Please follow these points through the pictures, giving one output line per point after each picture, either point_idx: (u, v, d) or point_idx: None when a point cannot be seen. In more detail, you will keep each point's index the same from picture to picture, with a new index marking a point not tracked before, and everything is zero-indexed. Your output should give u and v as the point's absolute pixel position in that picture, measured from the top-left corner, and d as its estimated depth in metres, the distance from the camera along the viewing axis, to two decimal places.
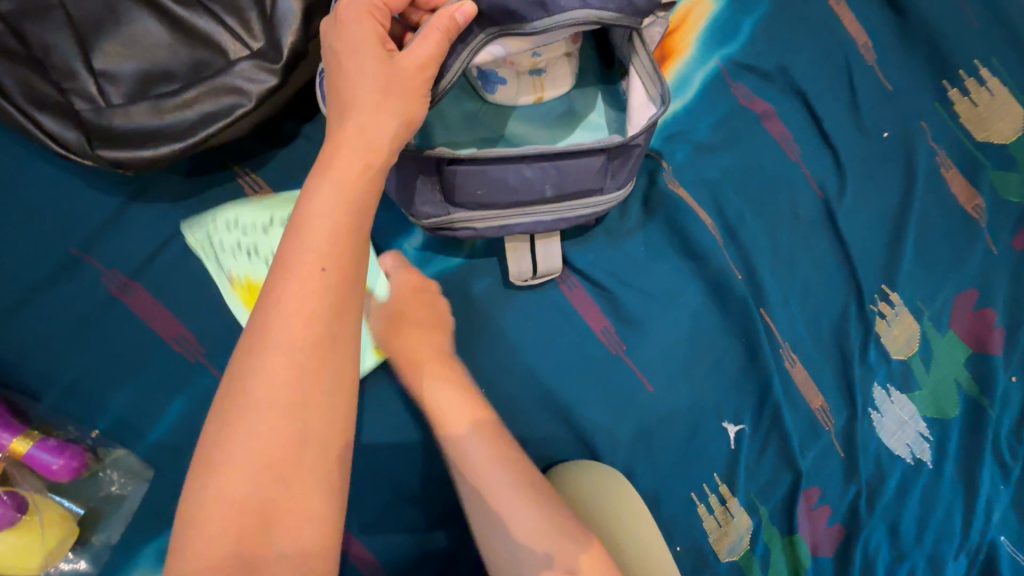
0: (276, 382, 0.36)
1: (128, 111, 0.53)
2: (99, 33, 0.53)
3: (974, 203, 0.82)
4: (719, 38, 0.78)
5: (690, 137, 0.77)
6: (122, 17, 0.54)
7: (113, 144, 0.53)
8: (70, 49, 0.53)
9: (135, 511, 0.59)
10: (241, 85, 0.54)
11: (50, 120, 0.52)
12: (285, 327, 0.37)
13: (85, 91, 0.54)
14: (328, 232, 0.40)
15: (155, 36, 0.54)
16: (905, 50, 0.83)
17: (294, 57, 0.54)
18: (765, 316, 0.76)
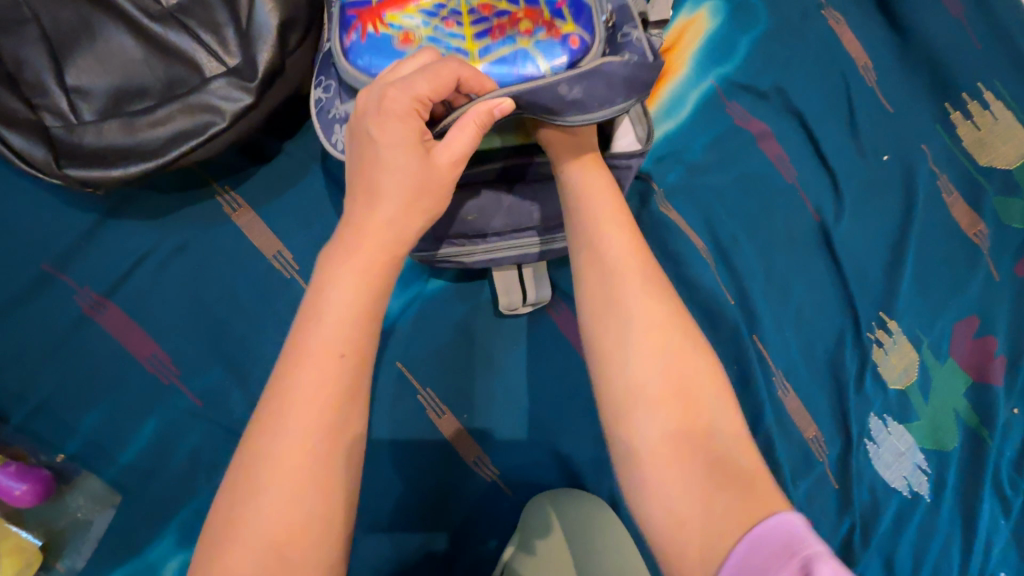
0: (287, 464, 0.32)
1: (100, 130, 0.51)
2: (74, 49, 0.52)
3: (976, 229, 0.80)
4: (715, 57, 0.77)
5: (682, 158, 0.75)
6: (98, 35, 0.52)
7: (82, 161, 0.52)
8: (42, 65, 0.51)
9: (102, 536, 0.58)
10: (215, 102, 0.52)
11: (18, 136, 0.50)
12: (304, 401, 0.33)
13: (58, 108, 0.52)
14: (352, 304, 0.36)
15: (130, 53, 0.53)
16: (906, 71, 0.81)
17: (271, 74, 0.53)
18: (758, 342, 0.74)
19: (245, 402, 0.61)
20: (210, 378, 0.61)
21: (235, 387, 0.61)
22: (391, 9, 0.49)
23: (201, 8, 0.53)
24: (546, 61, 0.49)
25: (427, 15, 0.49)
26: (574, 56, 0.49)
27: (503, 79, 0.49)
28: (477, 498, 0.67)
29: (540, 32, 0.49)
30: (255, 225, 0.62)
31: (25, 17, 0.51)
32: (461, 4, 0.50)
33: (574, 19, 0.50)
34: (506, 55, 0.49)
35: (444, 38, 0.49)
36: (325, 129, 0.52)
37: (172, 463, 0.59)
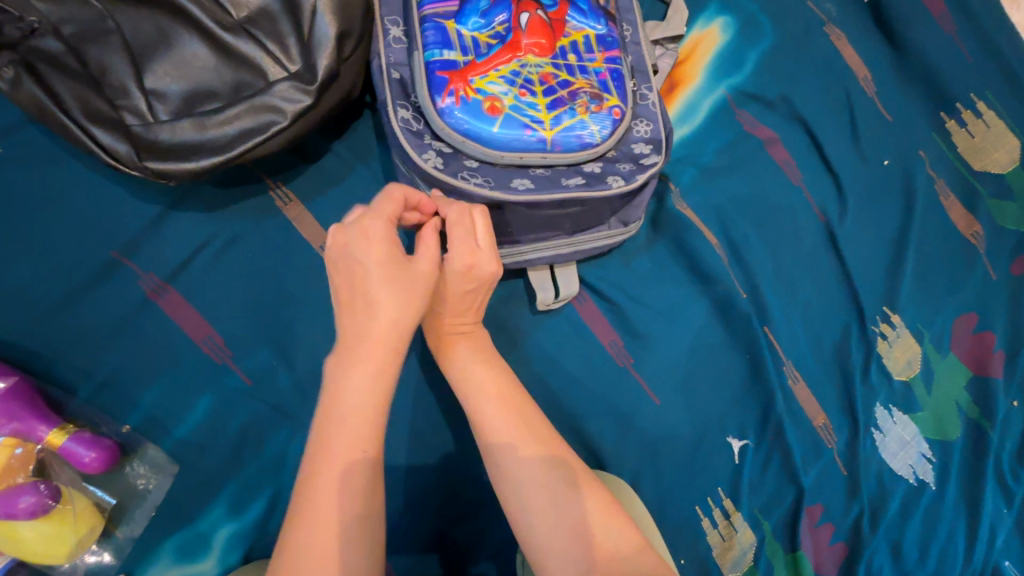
0: (324, 534, 0.42)
1: (175, 127, 0.57)
2: (152, 56, 0.58)
3: (973, 230, 0.85)
4: (726, 69, 0.83)
5: (696, 161, 0.80)
6: (173, 43, 0.58)
7: (159, 156, 0.57)
8: (123, 70, 0.57)
9: (161, 504, 0.62)
10: (279, 103, 0.58)
11: (104, 133, 0.57)
12: (333, 484, 0.43)
13: (137, 108, 0.58)
14: (368, 412, 0.45)
15: (202, 60, 0.59)
16: (903, 82, 0.87)
17: (329, 79, 0.59)
18: (768, 333, 0.78)
19: (292, 381, 0.66)
20: (260, 359, 0.65)
21: (284, 368, 0.66)
22: (478, 76, 0.59)
23: (266, 20, 0.59)
24: (598, 126, 0.62)
25: (508, 83, 0.60)
26: (615, 123, 0.63)
27: (567, 141, 0.61)
28: None
29: (592, 104, 0.62)
30: (304, 218, 0.68)
31: (109, 28, 0.57)
32: (531, 74, 0.61)
33: (614, 92, 0.64)
34: (571, 125, 0.61)
35: (522, 104, 0.60)
36: (417, 149, 0.59)
37: (225, 437, 0.64)
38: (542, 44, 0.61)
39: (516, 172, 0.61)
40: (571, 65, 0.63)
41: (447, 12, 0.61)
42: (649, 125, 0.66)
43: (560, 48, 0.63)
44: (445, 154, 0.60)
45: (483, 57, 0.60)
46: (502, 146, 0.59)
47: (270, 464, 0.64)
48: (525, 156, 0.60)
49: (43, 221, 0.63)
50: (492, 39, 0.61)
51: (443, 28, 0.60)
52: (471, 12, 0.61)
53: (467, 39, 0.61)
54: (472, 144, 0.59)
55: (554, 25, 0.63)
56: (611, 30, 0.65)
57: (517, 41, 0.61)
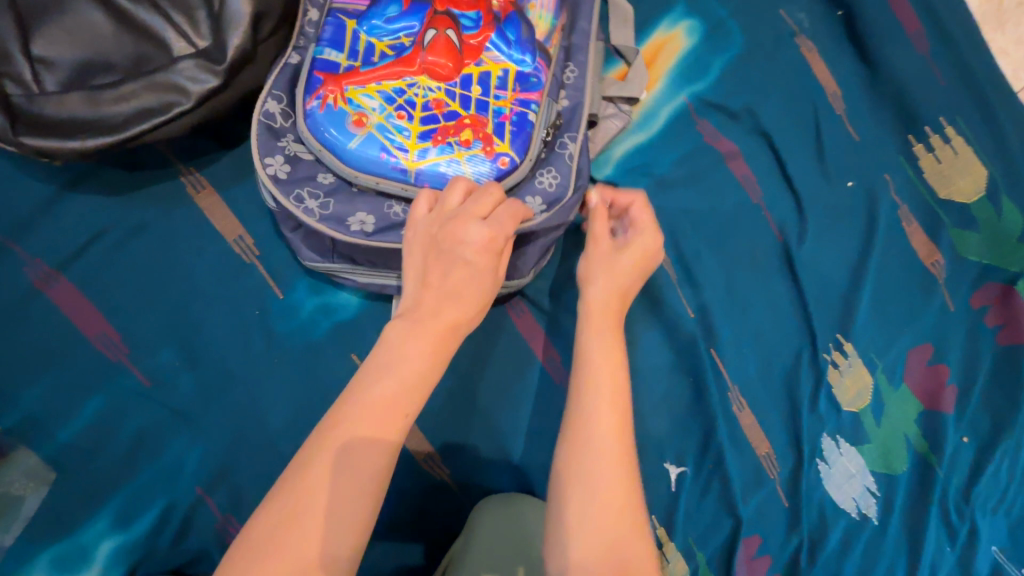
0: (344, 456, 0.38)
1: (61, 100, 0.51)
2: (42, 20, 0.52)
3: (933, 259, 0.82)
4: (688, 76, 0.78)
5: (651, 170, 0.75)
6: (68, 8, 0.53)
7: (40, 131, 0.51)
8: (7, 32, 0.52)
9: (32, 517, 0.56)
10: (182, 83, 0.53)
11: None
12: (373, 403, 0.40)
13: (19, 76, 0.52)
14: (428, 350, 0.43)
15: (99, 29, 0.53)
16: (873, 102, 0.83)
17: (237, 63, 0.53)
18: (714, 355, 0.75)
19: (194, 384, 0.60)
20: (159, 359, 0.60)
21: (186, 370, 0.60)
22: (353, 85, 0.53)
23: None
24: (474, 171, 0.53)
25: (385, 100, 0.53)
26: (498, 173, 0.54)
27: (433, 179, 0.53)
28: (424, 498, 0.65)
29: (475, 146, 0.54)
30: (219, 208, 0.63)
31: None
32: (417, 96, 0.54)
33: (510, 139, 0.55)
34: (439, 163, 0.53)
35: (391, 125, 0.53)
36: (264, 150, 0.54)
37: (116, 443, 0.58)
38: (442, 66, 0.54)
39: (366, 202, 0.54)
40: (470, 97, 0.55)
41: (354, 11, 0.57)
42: (555, 178, 0.58)
43: (465, 76, 0.55)
44: (299, 161, 0.55)
45: (371, 65, 0.54)
46: (357, 165, 0.53)
47: (162, 472, 0.59)
48: (380, 182, 0.53)
49: None
50: (390, 49, 0.55)
51: (343, 26, 0.56)
52: (376, 16, 0.56)
53: (363, 44, 0.55)
54: (325, 155, 0.53)
55: (466, 49, 0.56)
56: (538, 71, 0.57)
57: (414, 58, 0.54)
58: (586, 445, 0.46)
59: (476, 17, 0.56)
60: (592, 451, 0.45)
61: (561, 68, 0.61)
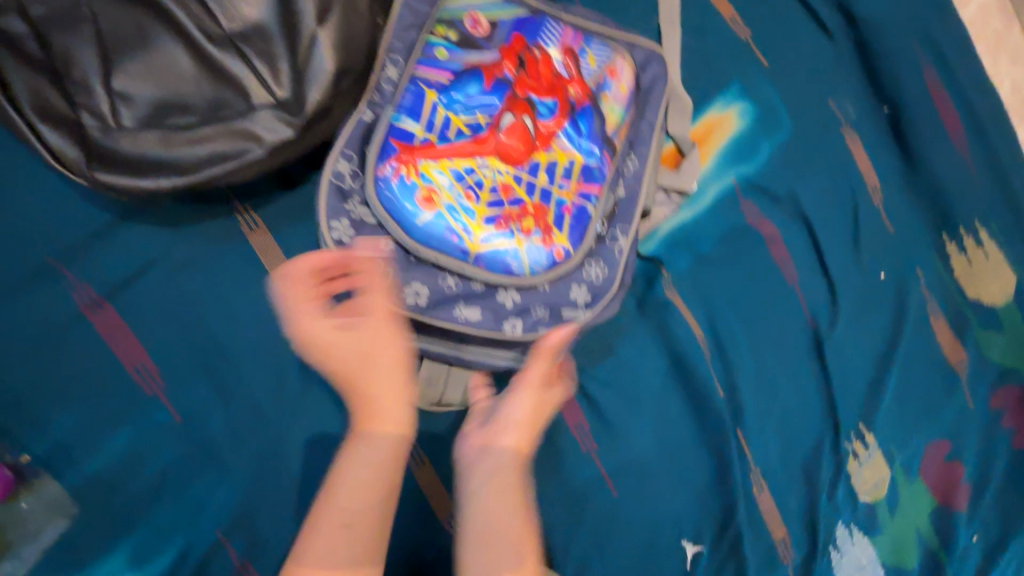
0: (338, 518, 0.45)
1: (137, 139, 0.52)
2: (124, 54, 0.52)
3: (957, 357, 0.83)
4: (738, 158, 0.78)
5: (693, 249, 0.76)
6: (150, 44, 0.53)
7: (114, 167, 0.52)
8: (88, 63, 0.52)
9: (51, 548, 0.55)
10: (258, 132, 0.53)
11: (58, 134, 0.51)
12: (348, 474, 0.46)
13: (96, 108, 0.52)
14: (389, 411, 0.48)
15: (179, 68, 0.53)
16: (911, 197, 0.84)
17: (316, 116, 0.54)
18: (740, 435, 0.75)
19: (225, 425, 0.59)
20: (194, 397, 0.59)
21: (219, 410, 0.60)
22: (427, 159, 0.56)
23: (258, 40, 0.54)
24: (530, 258, 0.59)
25: (455, 178, 0.57)
26: (553, 262, 0.59)
27: (492, 262, 0.58)
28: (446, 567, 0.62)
29: (533, 237, 0.59)
30: (270, 249, 0.62)
31: (79, 15, 0.52)
32: (486, 178, 0.58)
33: (568, 230, 0.60)
34: (500, 246, 0.58)
35: (459, 207, 0.57)
36: (331, 212, 0.55)
37: (141, 479, 0.57)
38: (514, 152, 0.58)
39: (422, 275, 0.57)
40: (535, 184, 0.59)
41: (435, 81, 0.58)
42: (602, 270, 0.63)
43: (533, 162, 0.59)
44: (364, 225, 0.57)
45: (447, 142, 0.57)
46: (422, 240, 0.56)
47: (186, 513, 0.58)
48: (441, 258, 0.56)
49: None
50: (466, 126, 0.57)
51: (422, 95, 0.58)
52: (456, 91, 0.58)
53: (439, 116, 0.57)
54: (388, 227, 0.56)
55: (538, 136, 0.59)
56: (601, 164, 0.62)
57: (489, 139, 0.57)
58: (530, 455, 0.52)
59: (552, 107, 0.60)
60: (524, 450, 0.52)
61: (623, 159, 0.65)
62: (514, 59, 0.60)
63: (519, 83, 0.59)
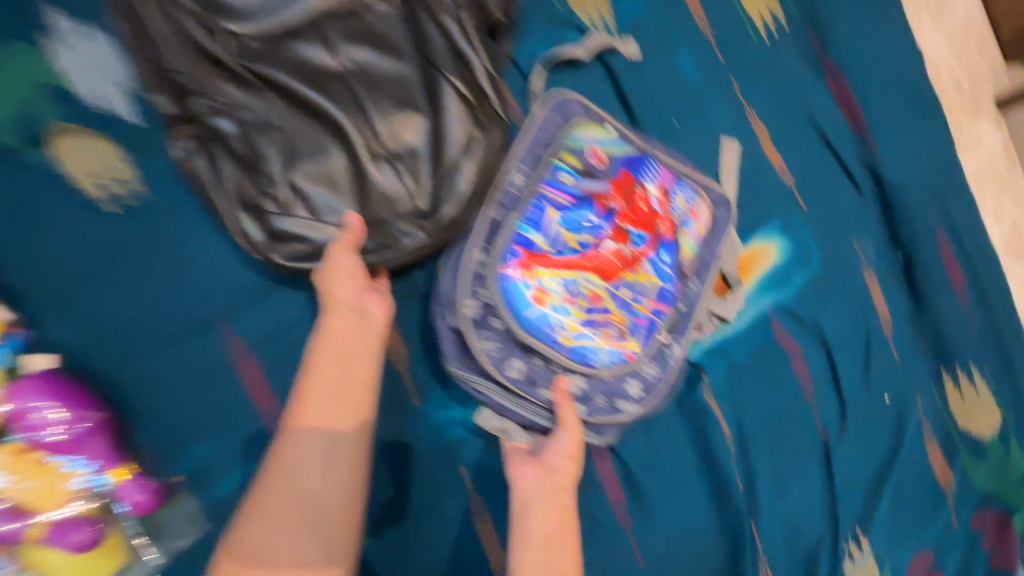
0: (297, 482, 0.57)
1: (309, 231, 0.65)
2: (304, 159, 0.65)
3: (946, 478, 0.95)
4: (775, 285, 0.92)
5: (729, 358, 0.89)
6: (325, 153, 0.66)
7: (288, 251, 0.65)
8: (276, 164, 0.65)
9: (175, 558, 0.63)
10: (402, 236, 0.67)
11: (251, 222, 0.65)
12: (308, 445, 0.58)
13: (278, 199, 0.65)
14: (324, 395, 0.59)
15: (346, 174, 0.66)
16: (916, 333, 0.98)
17: (449, 225, 0.67)
18: (753, 526, 0.85)
19: None
20: None
21: None
22: (543, 267, 0.70)
23: (410, 157, 0.68)
24: (607, 356, 0.73)
25: (562, 284, 0.70)
26: (622, 361, 0.74)
27: (576, 353, 0.71)
28: None
29: (610, 337, 0.73)
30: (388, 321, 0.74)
31: (275, 125, 0.65)
32: (585, 287, 0.71)
33: (637, 336, 0.75)
34: (584, 344, 0.72)
35: (561, 308, 0.70)
36: (464, 293, 0.68)
37: None
38: (609, 270, 0.72)
39: (520, 355, 0.70)
40: (619, 296, 0.73)
41: (558, 201, 0.72)
42: (656, 370, 0.77)
43: (622, 278, 0.73)
44: (482, 305, 0.69)
45: (560, 255, 0.70)
46: (528, 327, 0.69)
47: None
48: (539, 345, 0.70)
49: (162, 263, 0.67)
50: (576, 243, 0.71)
51: (546, 212, 0.71)
52: (575, 214, 0.71)
53: (557, 233, 0.71)
54: (504, 313, 0.68)
55: (630, 259, 0.74)
56: (670, 285, 0.76)
57: (592, 257, 0.71)
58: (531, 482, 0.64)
59: (643, 237, 0.75)
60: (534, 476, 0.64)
61: (688, 279, 0.79)
62: (622, 193, 0.74)
63: (621, 214, 0.73)
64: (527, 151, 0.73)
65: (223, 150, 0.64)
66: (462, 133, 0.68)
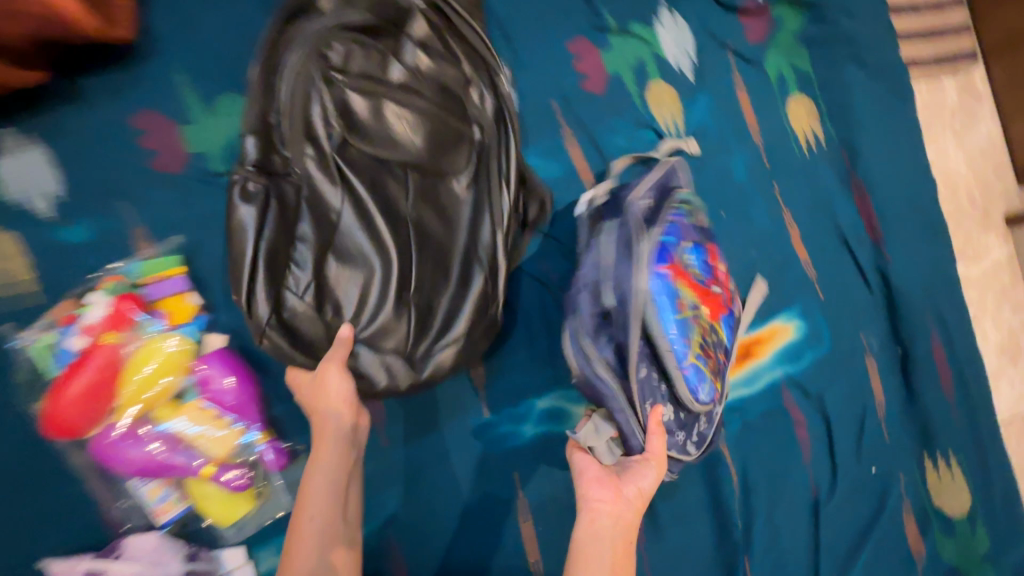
0: (320, 524, 0.62)
1: (313, 325, 0.71)
2: (338, 265, 0.72)
3: (918, 547, 1.09)
4: (788, 358, 1.07)
5: (743, 414, 1.03)
6: (360, 266, 0.72)
7: (282, 329, 0.69)
8: (309, 254, 0.70)
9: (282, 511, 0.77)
10: (381, 372, 0.74)
11: (264, 291, 0.67)
12: (323, 496, 0.64)
13: (300, 283, 0.70)
14: (336, 454, 0.67)
15: (366, 294, 0.72)
16: (905, 418, 1.13)
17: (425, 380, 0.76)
18: (746, 562, 0.99)
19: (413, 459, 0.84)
20: (399, 433, 0.84)
21: (412, 446, 0.84)
22: (680, 282, 0.82)
23: (423, 311, 0.75)
24: (707, 388, 0.82)
25: (689, 305, 0.82)
26: (713, 395, 0.84)
27: (690, 372, 0.81)
28: None
29: (707, 369, 0.84)
30: None
31: (333, 221, 0.72)
32: (699, 314, 0.83)
33: (720, 376, 0.87)
34: (696, 365, 0.81)
35: (689, 322, 0.81)
36: (632, 281, 0.77)
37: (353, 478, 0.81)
38: (713, 310, 0.86)
39: (646, 363, 0.79)
40: (715, 334, 0.86)
41: (688, 240, 0.86)
42: (709, 422, 0.90)
43: (718, 321, 0.87)
44: (636, 302, 0.77)
45: (689, 280, 0.83)
46: (666, 329, 0.79)
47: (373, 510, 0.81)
48: (668, 352, 0.79)
49: None
50: (697, 277, 0.85)
51: (680, 242, 0.84)
52: (697, 255, 0.86)
53: (687, 264, 0.84)
54: (652, 311, 0.78)
55: (723, 305, 0.88)
56: (729, 352, 0.92)
57: (706, 293, 0.85)
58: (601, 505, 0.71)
59: (728, 297, 0.91)
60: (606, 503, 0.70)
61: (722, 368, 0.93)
62: (716, 260, 0.91)
63: (719, 272, 0.90)
64: (654, 186, 0.85)
65: (274, 214, 0.67)
66: (462, 328, 0.76)
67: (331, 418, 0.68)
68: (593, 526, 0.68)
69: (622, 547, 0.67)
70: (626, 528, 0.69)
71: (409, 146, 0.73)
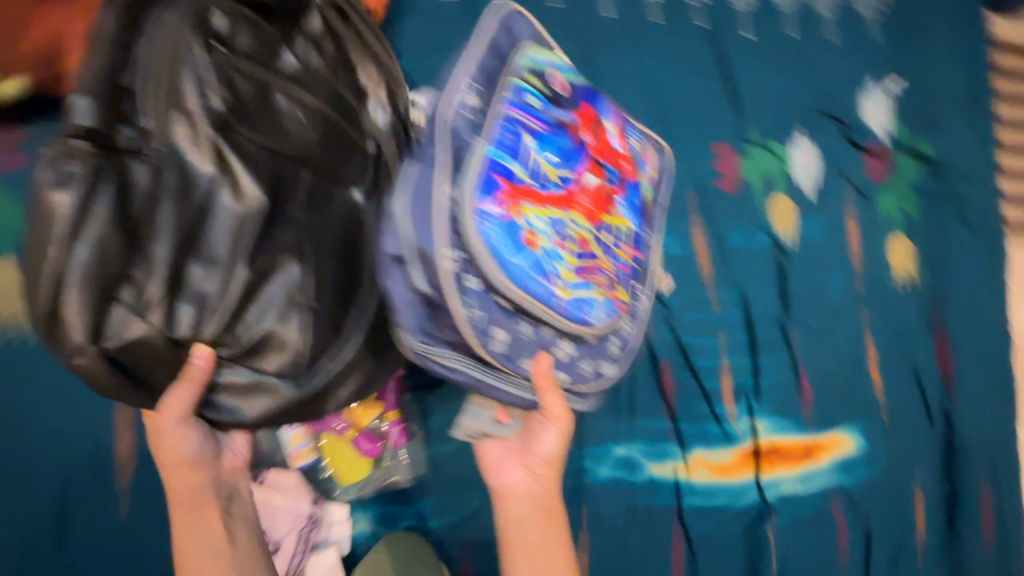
0: (192, 547, 0.72)
1: (157, 342, 0.67)
2: (180, 286, 0.67)
3: None
4: (845, 468, 1.14)
5: (794, 508, 1.10)
6: (183, 286, 0.67)
7: (121, 348, 0.65)
8: (161, 253, 0.65)
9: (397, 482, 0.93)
10: (261, 387, 0.74)
11: (88, 316, 0.62)
12: (187, 524, 0.73)
13: (137, 297, 0.65)
14: (187, 479, 0.73)
15: (190, 311, 0.68)
16: (943, 556, 1.18)
17: (315, 392, 0.75)
18: None
19: None
20: None
21: None
22: (529, 205, 0.71)
23: (272, 336, 0.73)
24: (603, 309, 0.79)
25: (549, 225, 0.72)
26: (614, 313, 0.81)
27: (574, 308, 0.75)
28: None
29: (592, 288, 0.77)
30: None
31: (196, 223, 0.66)
32: (571, 231, 0.76)
33: (618, 281, 0.83)
34: (586, 301, 0.76)
35: (552, 252, 0.72)
36: (444, 241, 0.65)
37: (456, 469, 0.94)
38: (587, 212, 0.78)
39: (504, 321, 0.71)
40: (599, 249, 0.80)
41: (529, 125, 0.72)
42: (624, 337, 0.86)
43: (602, 222, 0.81)
44: (467, 251, 0.67)
45: (544, 188, 0.73)
46: (519, 279, 0.69)
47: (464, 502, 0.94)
48: (535, 305, 0.71)
49: None
50: (557, 179, 0.74)
51: (520, 137, 0.71)
52: (546, 139, 0.74)
53: (541, 167, 0.73)
54: (489, 263, 0.67)
55: (603, 203, 0.81)
56: (631, 274, 0.86)
57: (574, 199, 0.77)
58: (514, 513, 0.84)
59: (615, 180, 0.83)
60: (509, 512, 0.84)
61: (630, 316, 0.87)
62: (588, 125, 0.80)
63: (591, 147, 0.80)
64: (477, 68, 0.71)
65: (103, 201, 0.61)
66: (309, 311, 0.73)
67: (170, 452, 0.72)
68: (510, 518, 0.84)
69: (543, 550, 0.82)
70: (545, 526, 0.84)
71: (299, 136, 0.70)
